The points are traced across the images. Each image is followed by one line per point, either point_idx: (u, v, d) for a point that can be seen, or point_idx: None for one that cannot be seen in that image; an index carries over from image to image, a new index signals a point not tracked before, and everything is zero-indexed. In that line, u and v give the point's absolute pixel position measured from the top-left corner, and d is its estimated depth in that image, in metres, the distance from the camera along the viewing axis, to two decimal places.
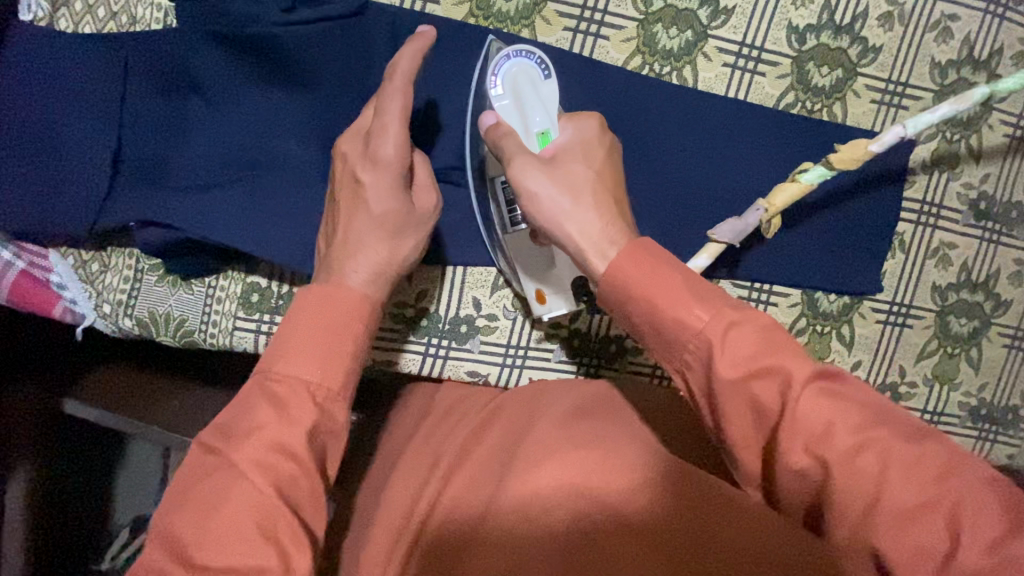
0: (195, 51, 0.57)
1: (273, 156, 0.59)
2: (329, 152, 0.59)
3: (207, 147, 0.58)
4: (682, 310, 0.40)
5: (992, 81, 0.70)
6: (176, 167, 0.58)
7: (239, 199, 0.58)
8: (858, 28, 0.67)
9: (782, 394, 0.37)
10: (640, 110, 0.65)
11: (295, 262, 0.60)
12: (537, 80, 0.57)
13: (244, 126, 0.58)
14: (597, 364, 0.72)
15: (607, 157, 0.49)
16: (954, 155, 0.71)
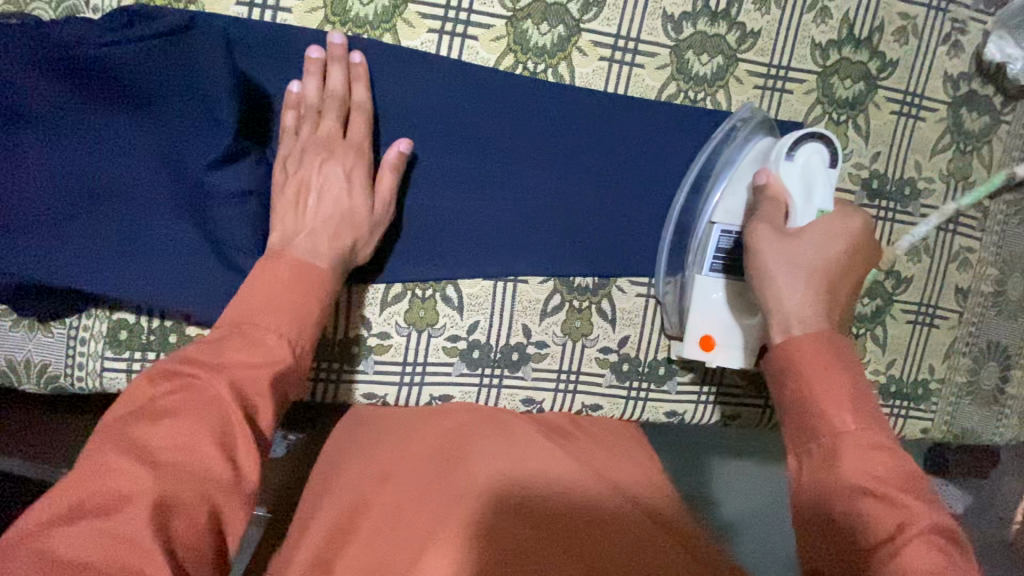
0: (14, 79, 0.52)
1: (112, 185, 0.54)
2: (178, 176, 0.54)
3: (39, 179, 0.53)
4: (831, 375, 0.44)
5: (876, 59, 0.70)
6: (2, 204, 0.53)
7: (84, 235, 0.54)
8: (734, 13, 0.66)
9: (898, 527, 0.39)
10: (517, 111, 0.64)
11: (152, 296, 0.56)
12: (828, 166, 0.58)
13: (74, 154, 0.53)
14: (500, 374, 0.69)
15: (857, 260, 0.50)
16: (842, 136, 0.71)
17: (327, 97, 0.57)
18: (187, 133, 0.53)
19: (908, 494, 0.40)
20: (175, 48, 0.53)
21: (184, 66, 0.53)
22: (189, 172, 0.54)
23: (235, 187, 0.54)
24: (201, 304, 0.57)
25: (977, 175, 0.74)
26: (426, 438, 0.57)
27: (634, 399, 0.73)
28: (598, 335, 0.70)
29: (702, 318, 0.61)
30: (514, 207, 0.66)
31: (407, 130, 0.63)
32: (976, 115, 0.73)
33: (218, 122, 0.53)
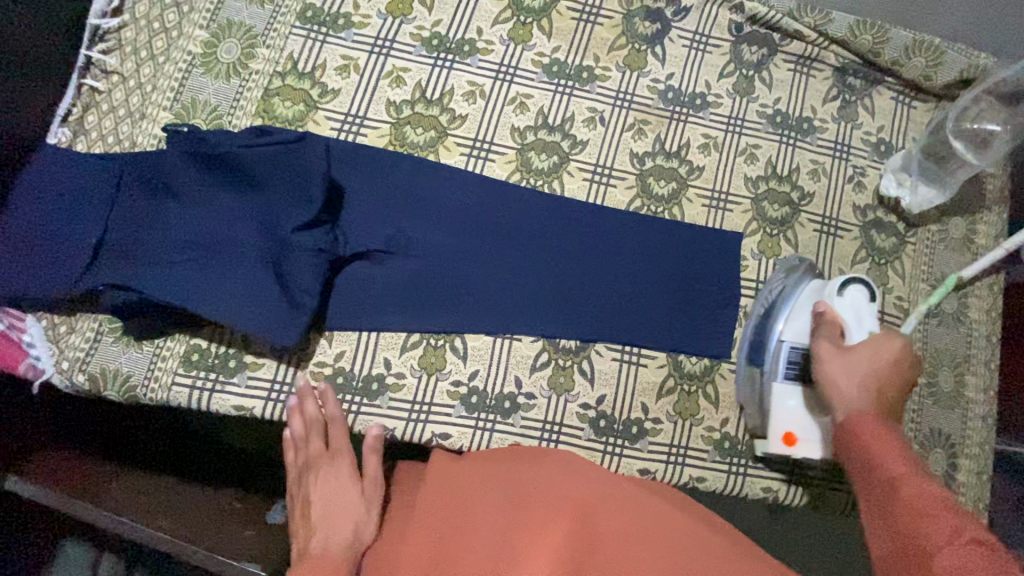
0: (173, 163, 0.75)
1: (225, 237, 0.74)
2: (270, 237, 0.74)
3: (177, 230, 0.74)
4: (890, 451, 0.57)
5: (796, 191, 0.91)
6: (148, 244, 0.74)
7: (197, 270, 0.73)
8: (683, 154, 0.90)
9: (952, 533, 0.47)
10: (523, 212, 0.86)
11: (233, 320, 0.72)
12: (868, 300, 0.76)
13: (205, 215, 0.75)
14: (494, 420, 0.82)
15: (902, 373, 0.67)
16: (776, 246, 0.90)
17: (309, 424, 0.76)
18: (283, 208, 0.75)
19: (951, 509, 0.49)
20: (287, 151, 0.75)
21: (292, 163, 0.75)
22: (278, 235, 0.74)
23: (311, 245, 0.75)
24: (267, 328, 0.72)
25: (894, 283, 0.91)
26: (529, 471, 0.71)
27: (610, 453, 0.83)
28: (579, 392, 0.84)
29: (782, 418, 0.78)
30: (515, 282, 0.85)
31: (439, 218, 0.84)
32: (886, 236, 0.92)
33: (307, 200, 0.74)
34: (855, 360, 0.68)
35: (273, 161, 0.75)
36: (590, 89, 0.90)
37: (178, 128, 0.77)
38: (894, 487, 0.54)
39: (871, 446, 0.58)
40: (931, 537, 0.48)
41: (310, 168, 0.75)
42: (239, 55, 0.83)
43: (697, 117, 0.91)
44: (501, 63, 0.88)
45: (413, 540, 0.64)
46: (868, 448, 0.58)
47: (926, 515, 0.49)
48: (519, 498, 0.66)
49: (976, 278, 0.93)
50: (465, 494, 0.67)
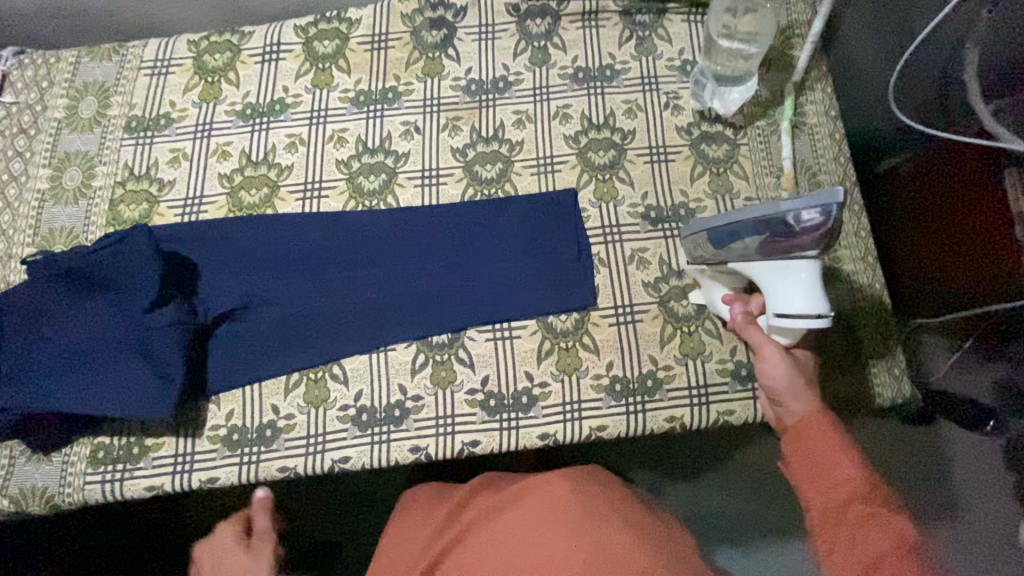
0: (31, 287, 0.82)
1: (92, 338, 0.81)
2: (130, 328, 0.80)
3: (51, 345, 0.81)
4: (832, 452, 0.69)
5: (617, 133, 0.95)
6: (26, 364, 0.81)
7: (74, 375, 0.80)
8: (501, 135, 0.95)
9: (870, 500, 0.66)
10: (367, 232, 0.91)
11: (116, 409, 0.79)
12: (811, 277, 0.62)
13: (71, 325, 0.82)
14: (387, 431, 0.84)
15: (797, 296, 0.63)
16: (612, 188, 0.93)
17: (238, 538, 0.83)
18: (134, 298, 0.81)
19: (863, 483, 0.67)
20: (123, 245, 0.81)
21: (128, 255, 0.81)
22: (137, 324, 0.80)
23: (165, 321, 0.80)
24: (146, 408, 0.78)
25: (738, 186, 0.93)
26: (571, 500, 0.77)
27: (507, 428, 0.84)
28: (462, 380, 0.86)
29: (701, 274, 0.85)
30: (376, 298, 0.89)
31: (291, 262, 0.90)
32: (716, 146, 0.94)
33: (149, 284, 0.80)
34: (792, 386, 0.73)
35: (112, 259, 0.81)
36: (399, 106, 0.96)
37: (35, 257, 0.85)
38: (833, 476, 0.68)
39: (815, 445, 0.70)
40: (861, 526, 0.64)
41: (144, 255, 0.81)
42: (81, 179, 0.92)
43: (504, 97, 0.96)
44: (312, 109, 0.95)
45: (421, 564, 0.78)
46: (818, 441, 0.70)
47: (851, 497, 0.66)
48: (508, 546, 0.74)
49: (817, 156, 0.94)
50: (500, 506, 0.79)
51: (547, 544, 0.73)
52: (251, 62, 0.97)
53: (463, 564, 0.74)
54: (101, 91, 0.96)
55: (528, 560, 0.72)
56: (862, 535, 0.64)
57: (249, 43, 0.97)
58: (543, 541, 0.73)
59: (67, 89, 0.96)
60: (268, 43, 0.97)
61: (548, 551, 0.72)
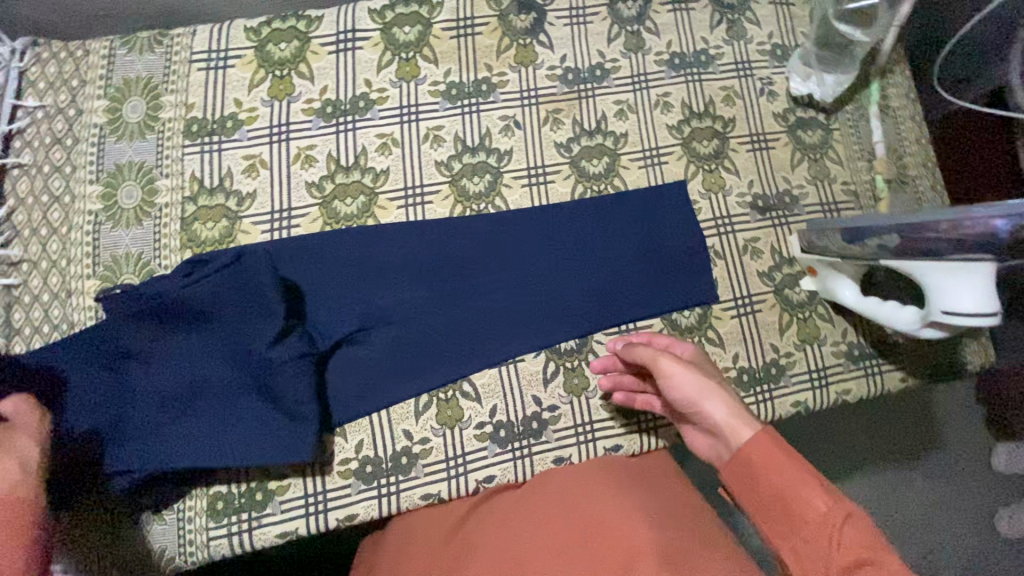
0: (124, 332, 0.73)
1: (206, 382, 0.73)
2: (251, 362, 0.73)
3: (157, 395, 0.72)
4: (805, 486, 0.57)
5: (718, 121, 0.94)
6: (133, 420, 0.71)
7: (193, 426, 0.72)
8: (604, 127, 0.91)
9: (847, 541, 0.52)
10: (479, 238, 0.85)
11: (247, 458, 0.71)
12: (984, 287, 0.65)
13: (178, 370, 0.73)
14: (528, 444, 0.82)
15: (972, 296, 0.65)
16: (719, 178, 0.92)
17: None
18: (253, 328, 0.73)
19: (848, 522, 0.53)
20: (235, 275, 0.73)
21: (243, 286, 0.73)
22: (257, 356, 0.73)
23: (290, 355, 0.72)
24: (281, 454, 0.71)
25: (835, 171, 0.95)
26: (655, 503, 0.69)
27: (647, 430, 0.84)
28: (596, 385, 0.85)
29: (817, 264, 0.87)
30: (498, 308, 0.85)
31: (404, 277, 0.83)
32: (812, 132, 0.96)
33: (271, 315, 0.73)
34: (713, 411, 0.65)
35: (223, 291, 0.73)
36: (494, 98, 0.89)
37: (111, 291, 0.74)
38: (788, 511, 0.57)
39: (760, 460, 0.60)
40: (827, 546, 0.53)
41: (262, 283, 0.73)
42: (142, 196, 0.80)
43: (603, 87, 0.92)
44: (401, 105, 0.87)
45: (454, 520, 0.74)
46: (761, 461, 0.60)
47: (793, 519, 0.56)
48: (546, 510, 0.69)
49: (903, 138, 0.97)
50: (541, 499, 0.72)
51: (565, 521, 0.66)
52: (324, 52, 0.86)
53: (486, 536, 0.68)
54: (150, 90, 0.82)
55: (560, 525, 0.66)
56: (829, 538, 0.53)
57: (318, 31, 0.86)
58: (591, 507, 0.67)
59: (107, 89, 0.82)
60: (342, 31, 0.87)
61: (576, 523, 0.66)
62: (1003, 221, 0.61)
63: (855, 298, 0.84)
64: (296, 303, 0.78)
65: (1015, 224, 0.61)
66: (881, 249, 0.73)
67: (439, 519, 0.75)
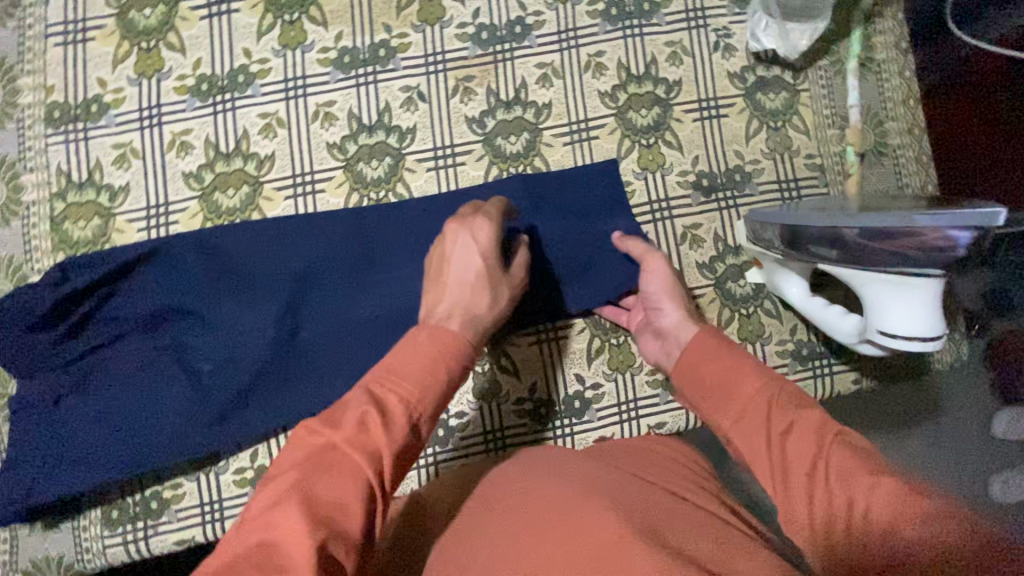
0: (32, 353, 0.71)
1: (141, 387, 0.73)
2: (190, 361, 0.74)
3: (85, 408, 0.72)
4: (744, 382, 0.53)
5: (660, 85, 0.80)
6: (61, 435, 0.71)
7: (132, 433, 0.72)
8: (524, 96, 0.79)
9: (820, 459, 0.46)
10: (381, 228, 0.76)
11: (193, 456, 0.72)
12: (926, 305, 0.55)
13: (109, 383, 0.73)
14: (434, 452, 0.78)
15: (913, 319, 0.55)
16: (657, 155, 0.80)
17: None
18: (170, 338, 0.74)
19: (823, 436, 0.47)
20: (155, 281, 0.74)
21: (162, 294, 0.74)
22: (179, 367, 0.73)
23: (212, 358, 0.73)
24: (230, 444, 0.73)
25: (798, 142, 0.81)
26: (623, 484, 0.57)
27: (560, 436, 0.79)
28: (508, 390, 0.79)
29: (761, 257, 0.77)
30: (404, 306, 0.74)
31: (296, 276, 0.75)
32: (773, 95, 0.81)
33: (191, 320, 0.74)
34: (666, 306, 0.69)
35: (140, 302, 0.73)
36: (394, 66, 0.78)
37: None
38: (732, 399, 0.53)
39: (693, 356, 0.58)
40: (819, 457, 0.46)
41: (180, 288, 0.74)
42: (8, 193, 0.74)
43: (523, 48, 0.79)
44: (285, 79, 0.76)
45: (335, 470, 0.44)
46: (724, 354, 0.57)
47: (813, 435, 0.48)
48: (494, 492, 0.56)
49: (886, 99, 0.82)
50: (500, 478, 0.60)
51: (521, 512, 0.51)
52: (195, 18, 0.75)
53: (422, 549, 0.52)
54: (6, 72, 0.74)
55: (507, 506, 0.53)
56: (848, 473, 0.44)
57: None
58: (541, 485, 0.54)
59: None
60: None
61: (567, 493, 0.51)
62: (960, 232, 0.49)
63: (802, 297, 0.73)
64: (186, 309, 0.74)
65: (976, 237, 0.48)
66: (818, 252, 0.61)
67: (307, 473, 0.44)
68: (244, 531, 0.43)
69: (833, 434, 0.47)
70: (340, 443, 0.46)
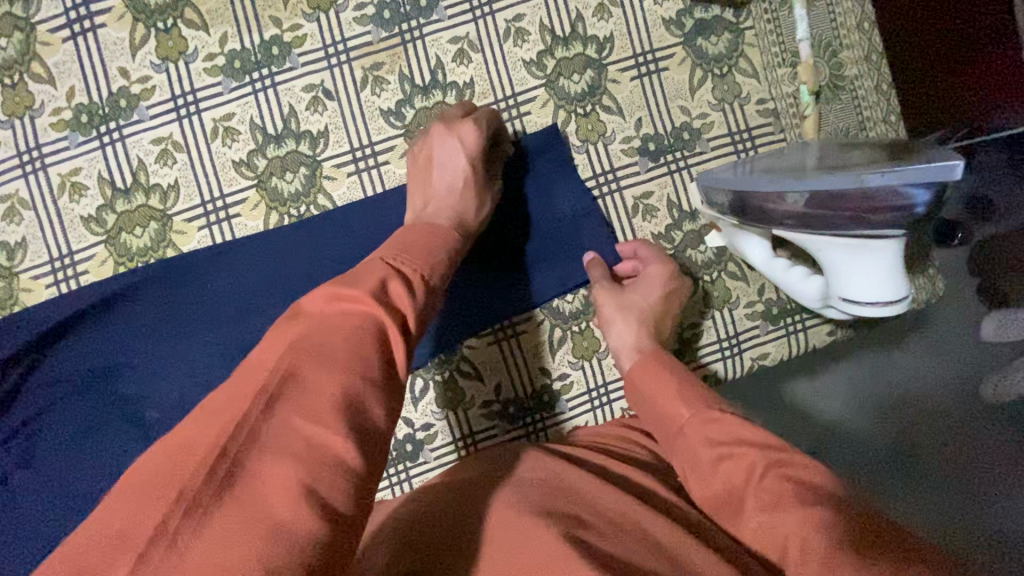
0: None
1: (83, 452, 0.68)
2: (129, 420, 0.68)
3: (28, 481, 0.67)
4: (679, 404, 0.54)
5: (590, 45, 0.73)
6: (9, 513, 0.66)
7: (76, 501, 0.66)
8: (442, 78, 0.71)
9: (751, 482, 0.45)
10: (316, 246, 0.70)
11: None
12: (889, 267, 0.51)
13: (49, 452, 0.67)
14: (405, 468, 0.75)
15: (877, 285, 0.51)
16: (596, 123, 0.74)
17: None
18: (102, 396, 0.69)
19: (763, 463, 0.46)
20: (85, 336, 0.69)
21: (95, 350, 0.69)
22: (115, 422, 0.68)
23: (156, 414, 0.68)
24: None
25: (748, 87, 0.75)
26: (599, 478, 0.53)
27: (534, 432, 0.77)
28: (473, 394, 0.76)
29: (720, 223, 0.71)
30: None
31: (233, 314, 0.69)
32: (716, 38, 0.74)
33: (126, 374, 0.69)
34: (618, 322, 0.67)
35: (72, 359, 0.69)
36: (292, 64, 0.69)
37: None
38: (670, 429, 0.54)
39: (635, 378, 0.59)
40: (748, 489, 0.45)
41: (113, 343, 0.69)
42: None
43: (432, 22, 0.71)
44: (173, 96, 0.68)
45: (335, 361, 0.38)
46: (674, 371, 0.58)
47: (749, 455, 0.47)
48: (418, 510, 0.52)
49: (838, 27, 0.74)
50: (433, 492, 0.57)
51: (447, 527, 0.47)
52: (57, 41, 0.67)
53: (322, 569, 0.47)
54: None
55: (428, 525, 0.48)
56: (780, 497, 0.43)
57: (43, 12, 0.66)
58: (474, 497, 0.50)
59: None
60: (72, 7, 0.67)
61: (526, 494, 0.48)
62: (914, 188, 0.44)
63: (764, 259, 0.68)
64: (120, 364, 0.69)
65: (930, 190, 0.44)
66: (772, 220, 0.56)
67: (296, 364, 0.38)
68: (198, 445, 0.35)
69: (766, 461, 0.46)
70: (337, 325, 0.41)
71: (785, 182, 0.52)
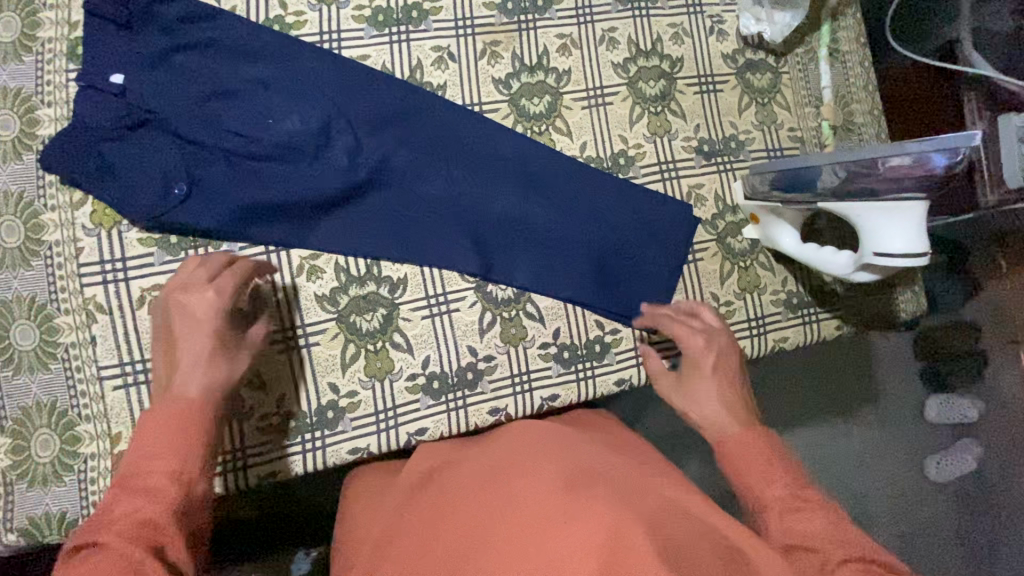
0: (215, 125, 0.73)
1: (247, 152, 0.73)
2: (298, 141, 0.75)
3: (173, 93, 0.72)
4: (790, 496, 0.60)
5: (665, 61, 0.89)
6: (158, 84, 0.72)
7: (188, 83, 0.73)
8: (546, 62, 0.85)
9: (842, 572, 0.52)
10: (592, 186, 0.85)
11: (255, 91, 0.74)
12: (919, 219, 0.65)
13: (226, 122, 0.73)
14: (463, 395, 0.79)
15: (914, 227, 0.65)
16: (665, 121, 0.89)
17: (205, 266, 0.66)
18: (283, 154, 0.75)
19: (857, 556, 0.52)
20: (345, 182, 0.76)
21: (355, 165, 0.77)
22: (289, 151, 0.75)
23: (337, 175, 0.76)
24: (274, 104, 0.75)
25: (782, 117, 0.92)
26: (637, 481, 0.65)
27: (584, 379, 0.83)
28: (534, 335, 0.82)
29: (755, 209, 0.86)
30: (524, 187, 0.83)
31: (442, 176, 0.80)
32: (760, 75, 0.92)
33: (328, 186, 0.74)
34: (703, 390, 0.73)
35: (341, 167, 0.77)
36: (426, 27, 0.82)
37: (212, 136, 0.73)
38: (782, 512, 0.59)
39: (734, 450, 0.66)
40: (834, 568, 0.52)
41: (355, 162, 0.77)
42: (20, 127, 0.71)
43: (545, 19, 0.86)
44: (321, 31, 0.79)
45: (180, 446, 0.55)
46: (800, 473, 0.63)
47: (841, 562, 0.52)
48: (534, 479, 0.64)
49: (850, 85, 0.95)
50: (514, 462, 0.68)
51: (547, 510, 0.60)
52: None
53: (467, 509, 0.63)
54: (25, 5, 0.72)
55: (548, 501, 0.60)
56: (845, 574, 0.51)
57: None
58: (574, 487, 0.61)
59: None
60: None
61: (550, 484, 0.62)
62: (942, 152, 0.62)
63: (795, 245, 0.81)
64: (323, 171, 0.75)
65: (949, 157, 0.62)
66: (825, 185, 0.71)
67: (130, 473, 0.53)
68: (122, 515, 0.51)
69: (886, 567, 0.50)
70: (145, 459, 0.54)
71: (862, 156, 0.67)
